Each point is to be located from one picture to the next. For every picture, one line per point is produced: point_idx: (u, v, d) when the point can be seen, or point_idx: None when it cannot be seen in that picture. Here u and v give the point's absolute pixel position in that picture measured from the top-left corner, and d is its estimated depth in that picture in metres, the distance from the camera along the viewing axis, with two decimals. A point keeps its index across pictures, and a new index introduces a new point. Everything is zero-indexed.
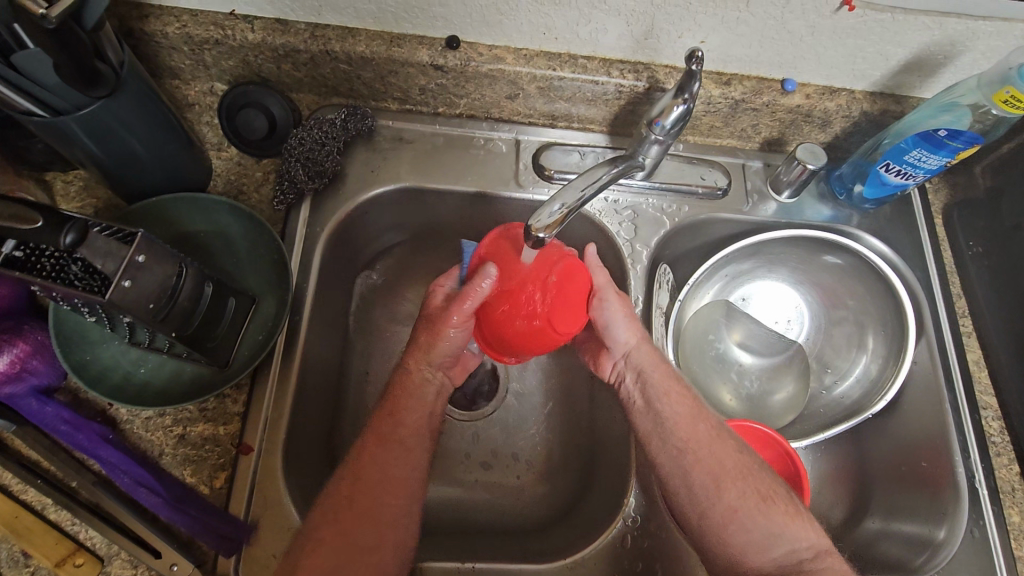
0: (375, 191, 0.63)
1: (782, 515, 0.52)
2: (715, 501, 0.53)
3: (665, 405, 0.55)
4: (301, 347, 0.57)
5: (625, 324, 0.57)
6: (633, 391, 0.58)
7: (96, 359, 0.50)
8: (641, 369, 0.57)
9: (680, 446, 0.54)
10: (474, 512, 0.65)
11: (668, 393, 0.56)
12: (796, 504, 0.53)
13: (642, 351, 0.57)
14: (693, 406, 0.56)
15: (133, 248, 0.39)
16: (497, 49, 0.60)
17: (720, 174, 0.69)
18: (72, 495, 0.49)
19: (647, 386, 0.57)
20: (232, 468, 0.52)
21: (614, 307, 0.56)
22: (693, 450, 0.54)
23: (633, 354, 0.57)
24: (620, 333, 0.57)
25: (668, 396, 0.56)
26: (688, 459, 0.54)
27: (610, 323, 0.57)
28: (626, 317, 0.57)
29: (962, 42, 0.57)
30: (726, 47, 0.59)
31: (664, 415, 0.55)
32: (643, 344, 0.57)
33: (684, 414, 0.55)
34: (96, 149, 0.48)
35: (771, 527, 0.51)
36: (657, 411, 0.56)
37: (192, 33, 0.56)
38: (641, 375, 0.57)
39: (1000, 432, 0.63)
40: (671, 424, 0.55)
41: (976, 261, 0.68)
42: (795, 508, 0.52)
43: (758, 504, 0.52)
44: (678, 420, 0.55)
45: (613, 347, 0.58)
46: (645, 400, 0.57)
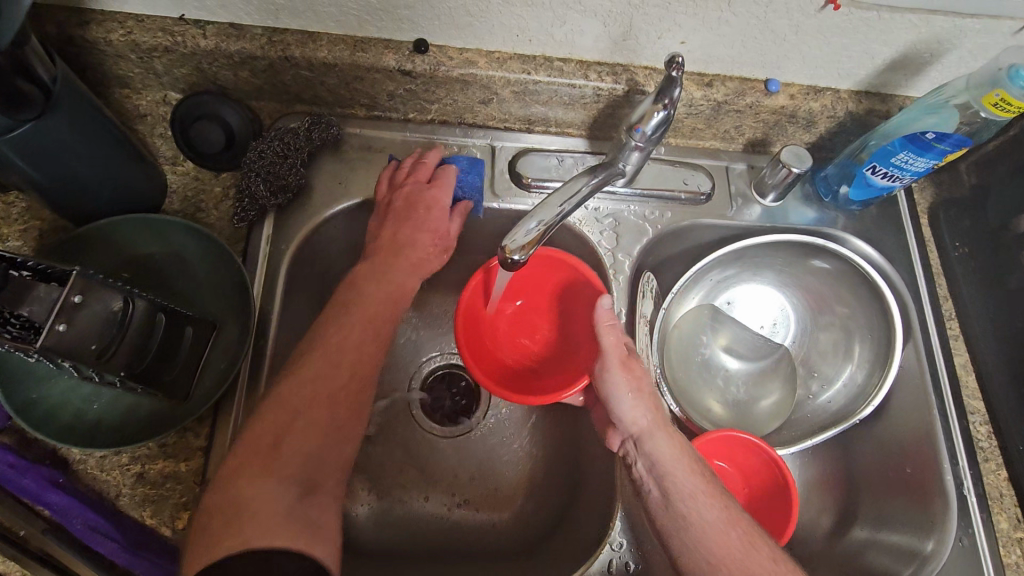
0: (344, 205, 0.60)
1: None
2: None
3: (690, 508, 0.50)
4: (268, 374, 0.54)
5: (628, 398, 0.54)
6: (645, 479, 0.53)
7: (43, 397, 0.47)
8: (655, 459, 0.53)
9: (709, 559, 0.48)
10: (456, 532, 0.63)
11: (694, 493, 0.51)
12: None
13: (655, 437, 0.53)
14: (723, 508, 0.51)
15: (67, 289, 0.36)
16: (468, 52, 0.57)
17: (704, 178, 0.67)
18: (20, 545, 0.45)
19: (665, 479, 0.52)
20: (194, 507, 0.48)
21: (618, 379, 0.54)
22: (726, 564, 0.48)
23: (649, 437, 0.53)
24: (630, 412, 0.54)
25: (694, 498, 0.51)
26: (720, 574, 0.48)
27: (617, 399, 0.54)
28: (632, 393, 0.54)
29: (948, 40, 0.55)
30: (708, 47, 0.57)
31: (689, 518, 0.50)
32: (661, 430, 0.53)
33: (715, 520, 0.50)
34: (34, 174, 0.45)
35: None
36: (681, 514, 0.50)
37: (138, 40, 0.52)
38: (661, 471, 0.52)
39: (988, 437, 0.62)
40: (701, 533, 0.49)
41: (962, 262, 0.67)
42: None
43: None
44: (704, 525, 0.50)
45: (620, 426, 0.55)
46: (665, 496, 0.52)
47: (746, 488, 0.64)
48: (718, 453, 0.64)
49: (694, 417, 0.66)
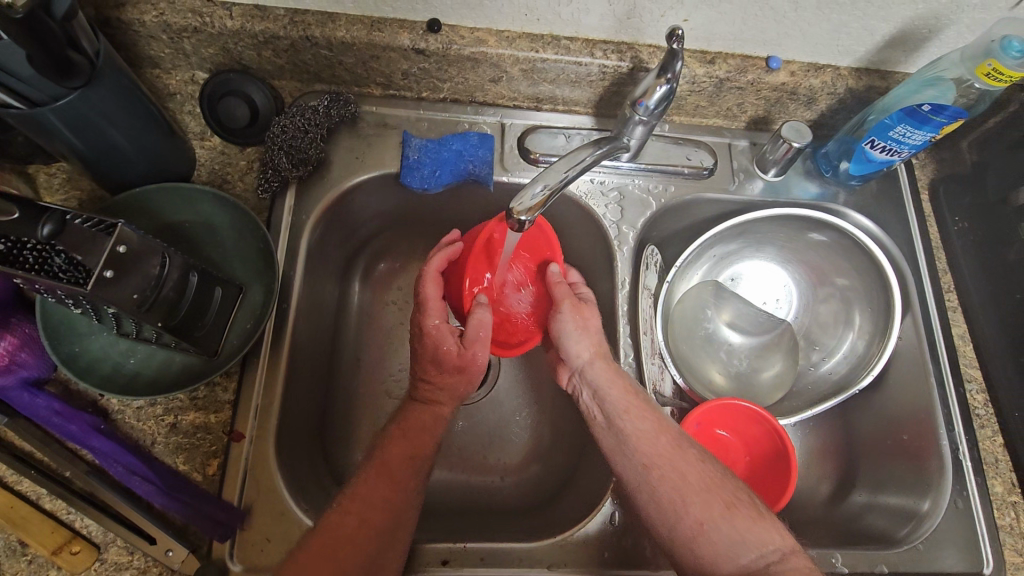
0: (360, 178, 0.63)
1: (749, 522, 0.50)
2: (680, 517, 0.51)
3: (625, 422, 0.56)
4: (290, 334, 0.57)
5: (575, 334, 0.58)
6: (590, 404, 0.59)
7: (85, 350, 0.50)
8: (595, 384, 0.58)
9: (642, 461, 0.54)
10: (466, 492, 0.66)
11: (627, 409, 0.56)
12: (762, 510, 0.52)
13: (596, 368, 0.58)
14: (655, 420, 0.56)
15: (115, 239, 0.39)
16: (479, 31, 0.60)
17: (706, 155, 0.69)
18: (66, 484, 0.49)
19: (605, 402, 0.57)
20: (224, 455, 0.52)
21: (567, 320, 0.59)
22: (656, 466, 0.54)
23: (590, 367, 0.59)
24: (575, 346, 0.59)
25: (627, 413, 0.56)
26: (653, 475, 0.53)
27: (564, 335, 0.59)
28: (578, 329, 0.59)
29: (945, 16, 0.57)
30: (709, 25, 0.59)
31: (626, 431, 0.56)
32: (600, 360, 0.58)
33: (644, 429, 0.55)
34: (76, 141, 0.48)
35: (738, 539, 0.49)
36: (619, 429, 0.56)
37: (170, 21, 0.55)
38: (600, 393, 0.58)
39: (984, 405, 0.64)
40: (632, 441, 0.55)
41: (962, 236, 0.68)
42: (760, 513, 0.51)
43: (723, 513, 0.51)
44: (639, 434, 0.55)
45: (568, 360, 0.60)
46: (606, 416, 0.57)
47: (748, 455, 0.67)
48: (721, 422, 0.66)
49: (696, 386, 0.68)
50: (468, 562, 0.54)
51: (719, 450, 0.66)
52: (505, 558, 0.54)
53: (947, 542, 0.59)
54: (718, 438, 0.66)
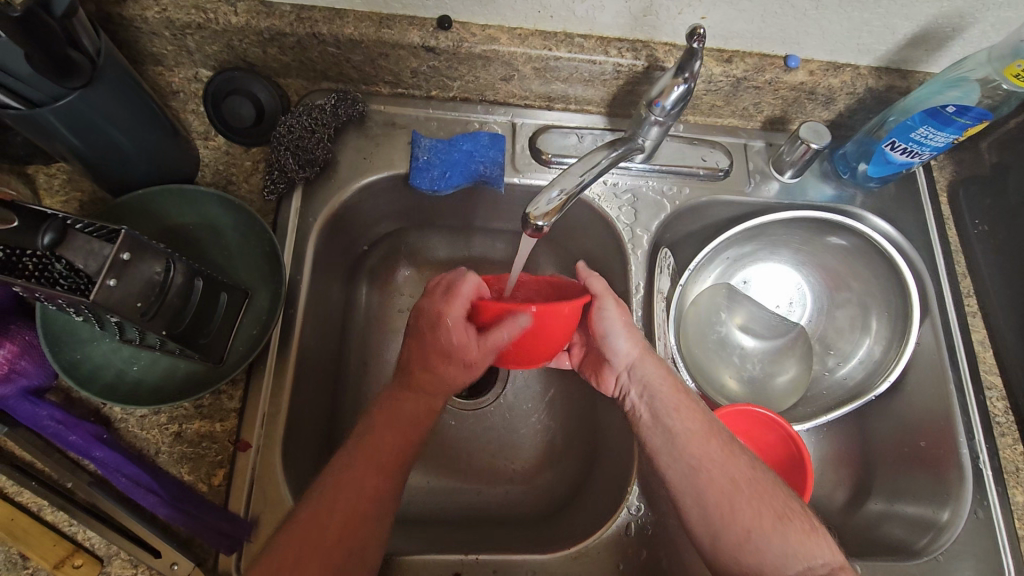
0: (368, 179, 0.62)
1: (801, 534, 0.48)
2: (729, 525, 0.49)
3: (675, 419, 0.54)
4: (297, 340, 0.56)
5: (623, 332, 0.57)
6: (636, 405, 0.57)
7: (86, 357, 0.49)
8: (643, 382, 0.56)
9: (691, 463, 0.52)
10: (475, 499, 0.65)
11: (677, 407, 0.54)
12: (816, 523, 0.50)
13: (644, 364, 0.57)
14: (704, 420, 0.54)
15: (117, 246, 0.38)
16: (490, 28, 0.58)
17: (721, 156, 0.68)
18: (68, 495, 0.48)
19: (653, 399, 0.55)
20: (230, 465, 0.51)
21: (614, 318, 0.57)
22: (706, 468, 0.51)
23: (640, 363, 0.57)
24: (622, 345, 0.57)
25: (678, 411, 0.54)
26: (701, 478, 0.51)
27: (610, 333, 0.57)
28: (625, 327, 0.57)
29: (971, 14, 0.55)
30: (728, 22, 0.57)
31: (674, 429, 0.53)
32: (650, 359, 0.57)
33: (696, 429, 0.53)
34: (77, 143, 0.46)
35: (788, 549, 0.47)
36: (667, 426, 0.54)
37: (173, 17, 0.54)
38: (647, 393, 0.56)
39: (1005, 412, 0.62)
40: (683, 439, 0.53)
41: (982, 240, 0.67)
42: (814, 527, 0.49)
43: (775, 524, 0.48)
44: (690, 434, 0.53)
45: (613, 359, 0.58)
46: (653, 414, 0.55)
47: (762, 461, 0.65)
48: (734, 428, 0.65)
49: (710, 392, 0.66)
50: None
51: None
52: (517, 570, 0.53)
53: (967, 554, 0.58)
54: None
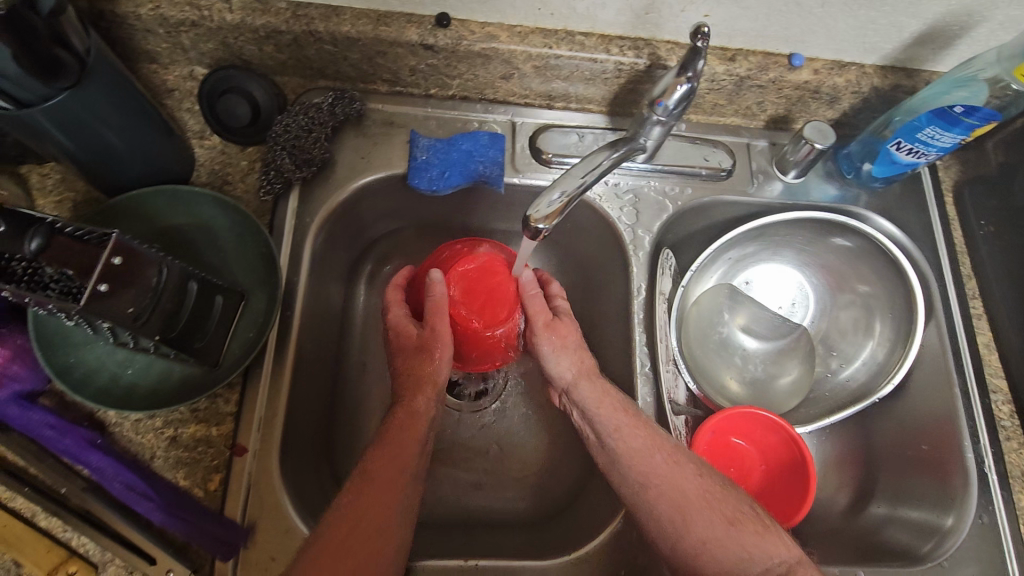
0: (366, 179, 0.61)
1: (754, 537, 0.48)
2: (682, 533, 0.49)
3: (615, 441, 0.53)
4: (293, 343, 0.55)
5: (555, 355, 0.58)
6: (582, 425, 0.58)
7: (80, 361, 0.48)
8: (584, 406, 0.56)
9: (639, 478, 0.52)
10: (475, 503, 0.65)
11: (616, 427, 0.54)
12: (770, 521, 0.50)
13: (581, 387, 0.57)
14: (646, 435, 0.53)
15: (108, 251, 0.37)
16: (490, 26, 0.57)
17: (724, 156, 0.67)
18: (61, 501, 0.47)
19: (595, 422, 0.55)
20: (226, 470, 0.50)
21: (545, 341, 0.59)
22: (654, 484, 0.51)
23: (575, 387, 0.57)
24: (558, 366, 0.58)
25: (617, 431, 0.54)
26: (651, 492, 0.51)
27: (546, 359, 0.59)
28: (558, 350, 0.58)
29: (980, 12, 0.54)
30: (731, 20, 0.56)
31: (618, 453, 0.53)
32: (583, 380, 0.57)
33: (638, 448, 0.53)
34: (68, 143, 0.46)
35: (745, 554, 0.48)
36: (611, 450, 0.54)
37: (166, 14, 0.53)
38: (590, 417, 0.56)
39: (1010, 416, 0.62)
40: (625, 460, 0.53)
41: (988, 241, 0.66)
42: (767, 526, 0.49)
43: (727, 530, 0.49)
44: (630, 454, 0.53)
45: (555, 382, 0.59)
46: (598, 438, 0.55)
47: (764, 464, 0.64)
48: (737, 431, 0.64)
49: (712, 394, 0.66)
50: None
51: (734, 459, 0.64)
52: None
53: (972, 559, 0.57)
54: (734, 447, 0.64)
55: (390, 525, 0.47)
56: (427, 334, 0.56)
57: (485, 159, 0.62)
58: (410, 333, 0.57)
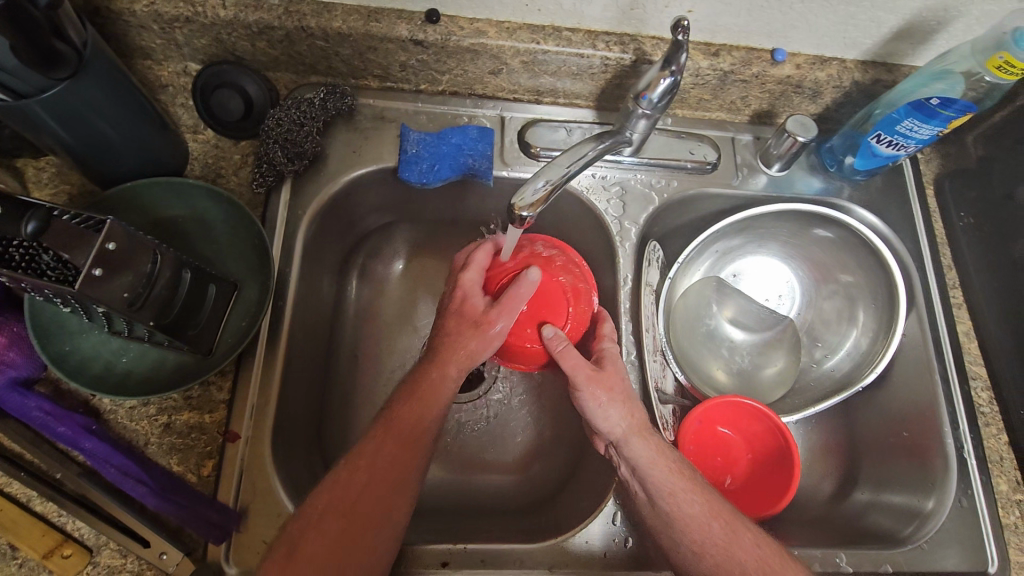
0: (358, 172, 0.62)
1: None
2: None
3: (670, 505, 0.52)
4: (285, 332, 0.56)
5: (606, 410, 0.55)
6: (629, 481, 0.55)
7: (75, 349, 0.49)
8: (635, 464, 0.53)
9: (692, 543, 0.51)
10: (466, 492, 0.66)
11: (671, 491, 0.52)
12: None
13: (632, 445, 0.54)
14: (701, 501, 0.52)
15: (103, 236, 0.38)
16: (478, 22, 0.58)
17: (710, 149, 0.68)
18: (56, 486, 0.48)
19: (646, 483, 0.53)
20: (219, 455, 0.51)
21: (593, 396, 0.55)
22: (711, 554, 0.50)
23: (626, 444, 0.54)
24: (608, 420, 0.55)
25: (672, 495, 0.52)
26: (706, 561, 0.50)
27: (594, 413, 0.55)
28: (610, 404, 0.55)
29: (955, 7, 0.55)
30: (714, 16, 0.57)
31: (671, 516, 0.52)
32: (637, 436, 0.54)
33: (694, 514, 0.52)
34: (64, 134, 0.47)
35: None
36: (663, 513, 0.52)
37: (161, 10, 0.54)
38: (641, 476, 0.53)
39: (990, 402, 0.63)
40: (681, 524, 0.52)
41: (968, 231, 0.68)
42: None
43: None
44: (687, 519, 0.52)
45: (602, 435, 0.56)
46: (648, 497, 0.53)
47: (749, 453, 0.65)
48: (722, 419, 0.65)
49: (699, 383, 0.67)
50: (469, 564, 0.53)
51: (720, 447, 0.65)
52: (506, 559, 0.54)
53: (952, 542, 0.59)
54: (720, 435, 0.65)
55: (381, 524, 0.48)
56: (493, 310, 0.56)
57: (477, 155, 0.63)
58: (473, 306, 0.56)
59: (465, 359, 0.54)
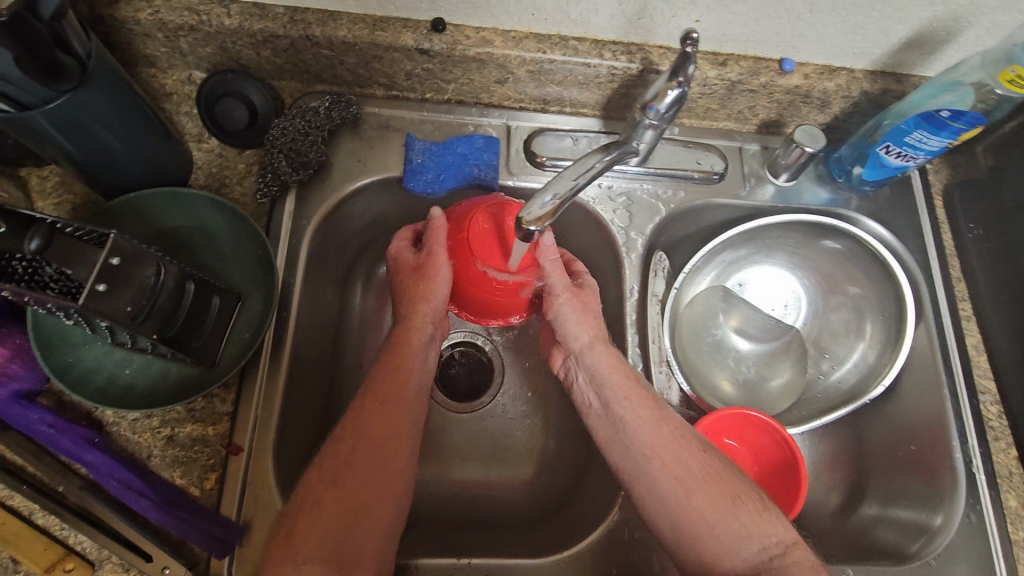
0: (362, 182, 0.62)
1: (753, 515, 0.50)
2: (682, 507, 0.50)
3: (625, 408, 0.54)
4: (289, 343, 0.56)
5: (572, 321, 0.57)
6: (585, 390, 0.57)
7: (78, 361, 0.49)
8: (594, 370, 0.56)
9: (643, 452, 0.53)
10: (470, 503, 0.65)
11: (627, 396, 0.55)
12: (765, 502, 0.51)
13: (596, 352, 0.57)
14: (653, 407, 0.55)
15: (106, 252, 0.38)
16: (485, 31, 0.58)
17: (717, 159, 0.68)
18: (59, 499, 0.48)
19: (602, 386, 0.56)
20: (222, 469, 0.51)
21: (566, 306, 0.57)
22: (657, 457, 0.52)
23: (589, 351, 0.57)
24: (574, 332, 0.57)
25: (628, 400, 0.55)
26: (654, 463, 0.52)
27: (562, 320, 0.57)
28: (578, 317, 0.57)
29: (966, 18, 0.55)
30: (722, 26, 0.57)
31: (625, 419, 0.54)
32: (600, 345, 0.57)
33: (645, 418, 0.54)
34: (67, 145, 0.46)
35: (740, 532, 0.49)
36: (616, 417, 0.55)
37: (165, 19, 0.54)
38: (598, 380, 0.56)
39: (999, 417, 0.62)
40: (631, 428, 0.54)
41: (977, 243, 0.67)
42: (764, 505, 0.51)
43: (728, 507, 0.50)
44: (637, 423, 0.54)
45: (565, 345, 0.58)
46: (603, 404, 0.56)
47: (756, 466, 0.65)
48: (727, 432, 0.64)
49: (705, 395, 0.67)
50: None
51: (727, 459, 0.64)
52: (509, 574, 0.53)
53: (960, 558, 0.58)
54: (726, 447, 0.65)
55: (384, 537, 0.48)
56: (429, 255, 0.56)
57: (483, 163, 0.63)
58: (409, 260, 0.58)
59: (420, 302, 0.56)
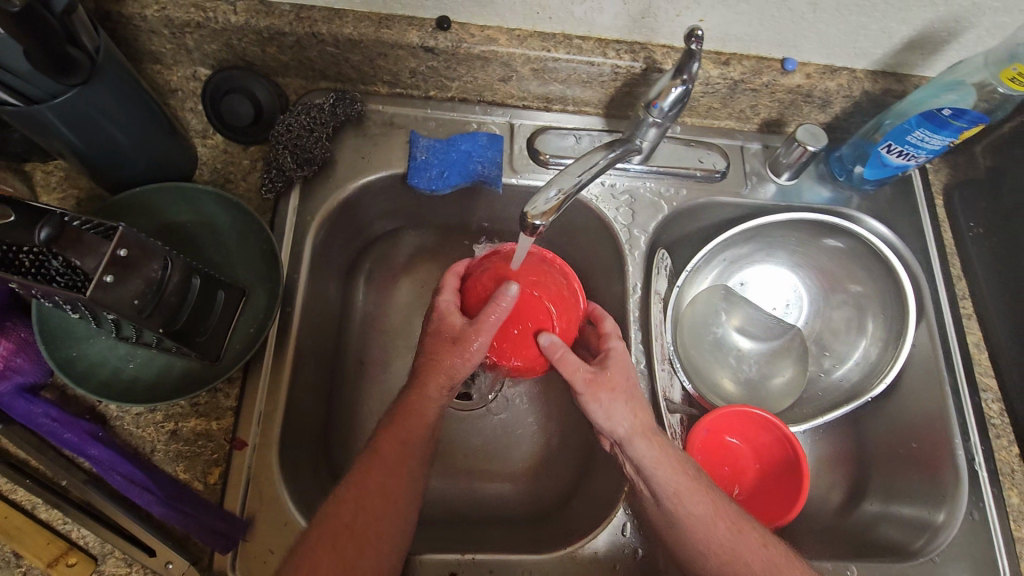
0: (366, 178, 0.62)
1: None
2: None
3: (678, 508, 0.52)
4: (293, 338, 0.56)
5: (608, 413, 0.53)
6: (635, 477, 0.55)
7: (83, 355, 0.49)
8: (641, 464, 0.53)
9: (701, 551, 0.52)
10: (473, 500, 0.65)
11: (675, 491, 0.53)
12: None
13: (637, 446, 0.53)
14: (710, 504, 0.53)
15: (114, 244, 0.38)
16: (489, 29, 0.58)
17: (718, 157, 0.68)
18: (62, 493, 0.48)
19: (652, 484, 0.53)
20: (226, 463, 0.51)
21: (594, 401, 0.53)
22: (719, 552, 0.52)
23: (629, 444, 0.53)
24: (616, 419, 0.53)
25: (677, 496, 0.52)
26: (714, 559, 0.52)
27: (597, 416, 0.53)
28: (615, 408, 0.53)
29: (966, 19, 0.55)
30: (725, 25, 0.57)
31: (677, 518, 0.53)
32: (640, 437, 0.53)
33: (699, 513, 0.52)
34: (74, 139, 0.46)
35: None
36: (670, 513, 0.53)
37: (172, 16, 0.54)
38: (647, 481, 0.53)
39: (1000, 414, 0.63)
40: (688, 526, 0.52)
41: (977, 241, 0.67)
42: None
43: None
44: (692, 520, 0.52)
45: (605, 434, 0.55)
46: (656, 500, 0.54)
47: (757, 463, 0.65)
48: (730, 429, 0.64)
49: (707, 393, 0.67)
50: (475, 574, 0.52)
51: (728, 456, 0.65)
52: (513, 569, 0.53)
53: (962, 555, 0.58)
54: (727, 444, 0.65)
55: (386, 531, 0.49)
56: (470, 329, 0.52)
57: (484, 160, 0.63)
58: (452, 325, 0.54)
59: (446, 378, 0.53)
